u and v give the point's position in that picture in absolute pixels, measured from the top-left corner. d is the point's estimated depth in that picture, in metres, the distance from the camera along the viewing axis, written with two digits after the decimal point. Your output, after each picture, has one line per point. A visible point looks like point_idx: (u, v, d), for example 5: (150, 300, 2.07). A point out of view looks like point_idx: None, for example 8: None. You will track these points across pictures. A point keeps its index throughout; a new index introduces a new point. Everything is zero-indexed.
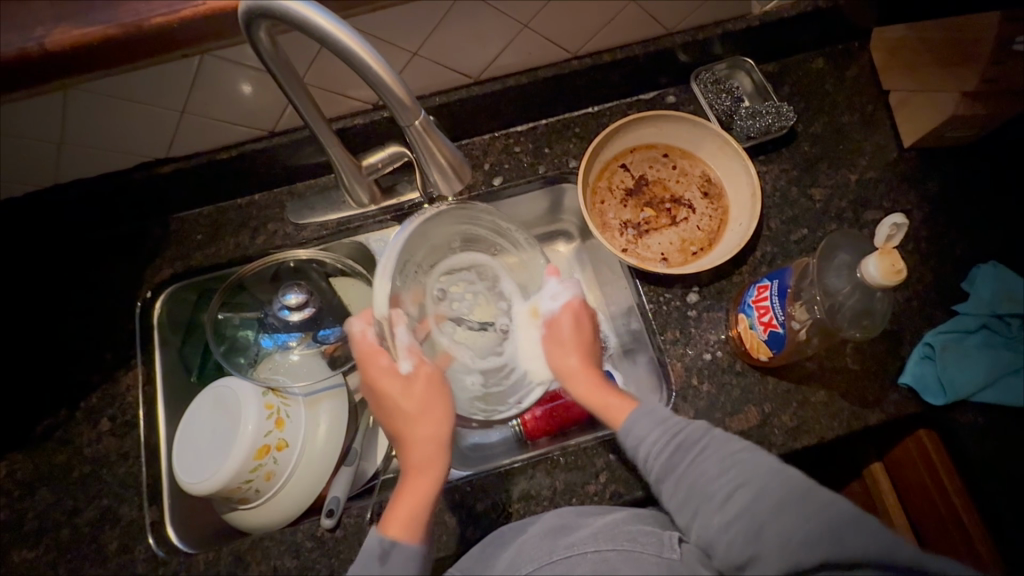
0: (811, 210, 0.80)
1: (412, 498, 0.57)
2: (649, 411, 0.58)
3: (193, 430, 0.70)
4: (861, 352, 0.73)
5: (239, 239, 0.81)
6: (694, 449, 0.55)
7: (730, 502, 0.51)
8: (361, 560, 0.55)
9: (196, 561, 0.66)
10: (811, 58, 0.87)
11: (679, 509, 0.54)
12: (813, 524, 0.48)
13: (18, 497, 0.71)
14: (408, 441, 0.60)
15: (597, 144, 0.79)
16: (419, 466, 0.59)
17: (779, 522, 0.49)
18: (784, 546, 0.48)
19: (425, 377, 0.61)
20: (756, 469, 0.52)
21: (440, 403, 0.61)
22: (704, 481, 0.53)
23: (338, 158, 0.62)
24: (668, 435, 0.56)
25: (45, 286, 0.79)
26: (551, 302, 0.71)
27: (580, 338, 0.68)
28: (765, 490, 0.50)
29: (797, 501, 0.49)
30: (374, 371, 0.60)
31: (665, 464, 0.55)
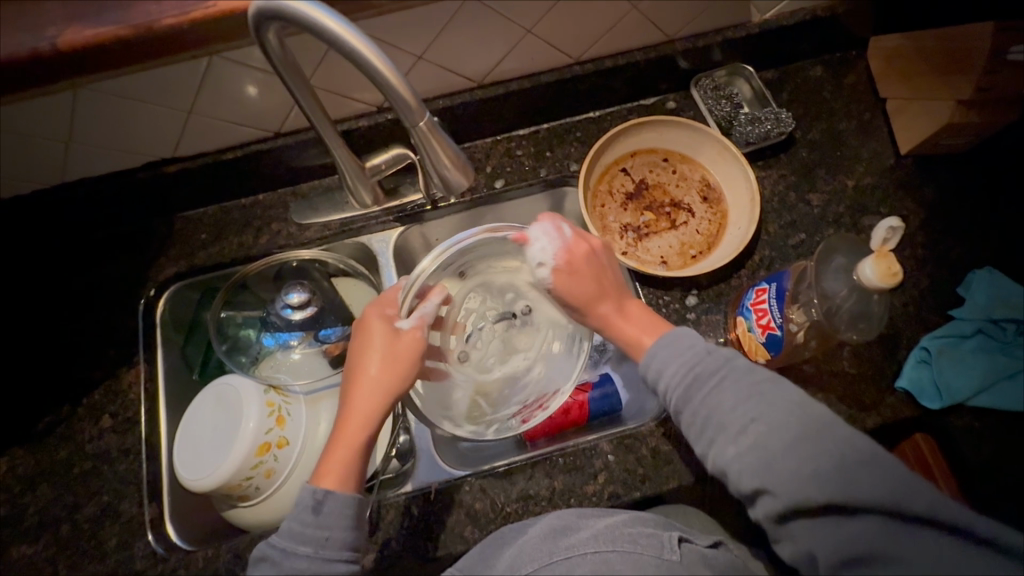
0: (808, 216, 0.81)
1: (346, 445, 0.58)
2: (668, 342, 0.56)
3: (195, 427, 0.71)
4: (858, 356, 0.74)
5: (242, 239, 0.82)
6: (713, 381, 0.52)
7: (746, 434, 0.49)
8: (295, 514, 0.55)
9: (196, 558, 0.66)
10: (809, 66, 0.89)
11: (697, 437, 0.53)
12: (824, 459, 0.46)
13: (18, 492, 0.71)
14: (361, 387, 0.59)
15: (598, 148, 0.80)
16: (365, 415, 0.59)
17: (795, 458, 0.47)
18: (795, 476, 0.47)
19: (413, 339, 0.62)
20: (776, 402, 0.50)
21: (408, 363, 0.61)
22: (720, 411, 0.51)
23: (342, 160, 0.63)
24: (686, 369, 0.54)
25: (50, 284, 0.80)
26: (540, 269, 0.63)
27: (591, 290, 0.62)
28: (782, 425, 0.48)
29: (812, 436, 0.47)
30: (376, 314, 0.63)
31: (682, 395, 0.53)
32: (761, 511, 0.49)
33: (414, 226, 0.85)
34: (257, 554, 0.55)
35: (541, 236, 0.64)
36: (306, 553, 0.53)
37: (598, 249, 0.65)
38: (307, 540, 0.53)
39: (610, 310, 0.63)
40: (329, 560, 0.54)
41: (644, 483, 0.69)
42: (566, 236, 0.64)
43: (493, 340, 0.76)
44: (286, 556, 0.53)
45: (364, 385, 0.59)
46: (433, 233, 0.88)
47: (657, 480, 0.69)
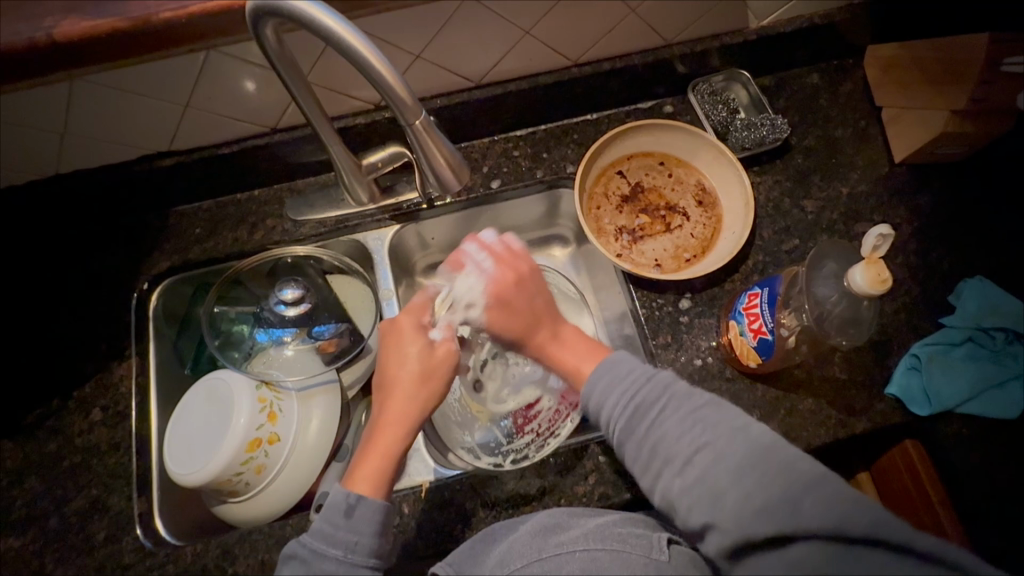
0: (802, 221, 0.82)
1: (382, 451, 0.58)
2: (607, 369, 0.57)
3: (185, 421, 0.71)
4: (849, 362, 0.74)
5: (237, 234, 0.81)
6: (654, 411, 0.53)
7: (691, 466, 0.49)
8: (325, 516, 0.54)
9: (184, 554, 0.66)
10: (806, 73, 0.89)
11: (644, 469, 0.52)
12: (773, 487, 0.45)
13: (6, 484, 0.71)
14: (396, 395, 0.61)
15: (594, 151, 0.81)
16: (400, 422, 0.60)
17: (738, 485, 0.46)
18: (741, 508, 0.45)
19: (445, 350, 0.64)
20: (721, 426, 0.50)
21: (441, 375, 0.63)
22: (665, 441, 0.51)
23: (338, 157, 0.63)
24: (629, 399, 0.54)
25: (42, 276, 0.80)
26: (471, 299, 0.68)
27: (527, 316, 0.65)
28: (726, 450, 0.48)
29: (753, 463, 0.46)
30: (411, 322, 0.65)
31: (626, 426, 0.54)
32: (710, 546, 0.47)
33: (410, 224, 0.85)
34: (284, 553, 0.54)
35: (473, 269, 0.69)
36: (335, 556, 0.52)
37: (530, 274, 0.68)
38: (337, 543, 0.53)
39: (542, 337, 0.64)
40: (357, 564, 0.53)
41: (633, 484, 0.69)
42: (489, 266, 0.68)
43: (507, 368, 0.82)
44: (316, 556, 0.52)
45: (401, 392, 0.61)
46: (429, 233, 0.88)
47: None
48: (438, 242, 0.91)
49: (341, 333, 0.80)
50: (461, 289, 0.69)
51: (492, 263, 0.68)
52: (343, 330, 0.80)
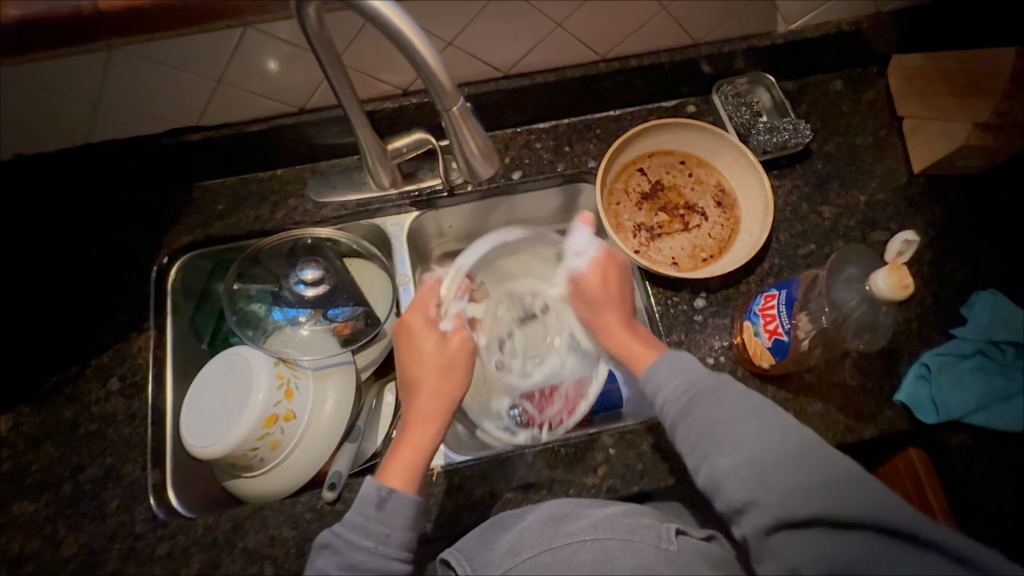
0: (819, 227, 0.82)
1: (412, 447, 0.60)
2: (672, 361, 0.59)
3: (203, 394, 0.71)
4: (859, 367, 0.75)
5: (258, 213, 0.82)
6: (712, 399, 0.55)
7: (740, 450, 0.52)
8: (358, 506, 0.56)
9: (196, 525, 0.67)
10: (830, 79, 0.90)
11: (690, 451, 0.55)
12: (819, 477, 0.49)
13: (22, 449, 0.72)
14: (420, 392, 0.63)
15: (617, 146, 0.81)
16: (431, 415, 0.61)
17: (786, 473, 0.50)
18: (786, 493, 0.49)
19: (459, 340, 0.66)
20: (773, 420, 0.53)
21: (462, 363, 0.65)
22: (716, 427, 0.54)
23: (364, 139, 0.65)
24: (687, 386, 0.57)
25: (63, 245, 0.80)
26: (578, 260, 0.73)
27: (612, 296, 0.71)
28: (777, 443, 0.51)
29: (800, 456, 0.50)
30: (420, 318, 0.66)
31: (682, 409, 0.56)
32: (747, 525, 0.50)
33: (429, 211, 0.86)
34: (320, 541, 0.56)
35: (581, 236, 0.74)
36: (368, 547, 0.54)
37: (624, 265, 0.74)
38: (370, 535, 0.55)
39: (615, 318, 0.70)
40: (387, 556, 0.54)
41: (642, 478, 0.70)
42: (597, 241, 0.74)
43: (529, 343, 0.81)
44: (349, 546, 0.54)
45: (427, 384, 0.63)
46: (446, 221, 0.89)
47: (655, 476, 0.70)
48: (455, 230, 0.92)
49: (357, 317, 0.81)
50: (569, 253, 0.74)
51: (601, 247, 0.74)
52: (359, 313, 0.81)
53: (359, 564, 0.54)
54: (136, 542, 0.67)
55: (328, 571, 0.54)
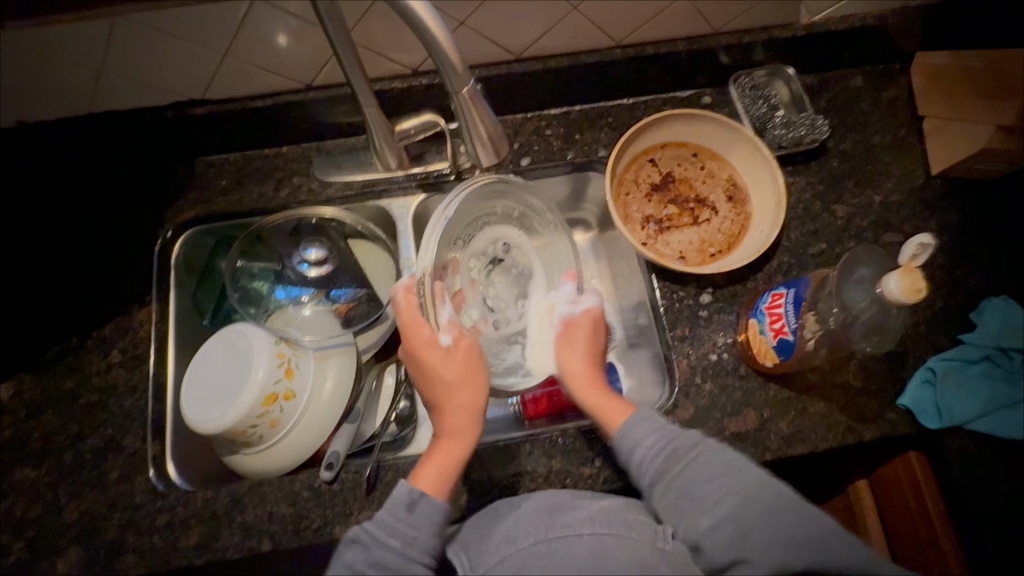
0: (831, 226, 0.81)
1: (446, 459, 0.60)
2: (643, 417, 0.60)
3: (203, 370, 0.71)
4: (863, 369, 0.74)
5: (263, 189, 0.81)
6: (689, 455, 0.57)
7: (717, 508, 0.53)
8: (389, 507, 0.57)
9: (195, 498, 0.68)
10: (851, 75, 0.88)
11: (668, 510, 0.56)
12: (803, 532, 0.50)
13: (23, 416, 0.72)
14: (443, 407, 0.61)
15: (629, 136, 0.80)
16: (458, 427, 0.61)
17: (766, 530, 0.51)
18: (772, 549, 0.50)
19: (463, 350, 0.62)
20: (748, 477, 0.54)
21: (478, 373, 0.62)
22: (694, 485, 0.55)
23: (373, 121, 0.70)
24: (663, 442, 0.58)
25: (67, 215, 0.80)
26: (569, 305, 0.72)
27: (598, 345, 0.70)
28: (756, 497, 0.53)
29: (781, 513, 0.51)
30: (416, 337, 0.61)
31: (660, 466, 0.57)
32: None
33: (437, 195, 0.84)
34: (348, 535, 0.56)
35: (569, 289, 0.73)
36: (394, 546, 0.54)
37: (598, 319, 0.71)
38: (398, 535, 0.55)
39: (581, 359, 0.68)
40: (413, 559, 0.55)
41: None
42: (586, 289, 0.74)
43: (503, 301, 0.73)
44: (377, 544, 0.55)
45: (446, 399, 0.61)
46: None
47: None
48: None
49: (359, 299, 0.81)
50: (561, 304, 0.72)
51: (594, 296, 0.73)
52: (361, 296, 0.81)
53: (384, 562, 0.54)
54: (135, 513, 0.68)
55: (355, 566, 0.54)
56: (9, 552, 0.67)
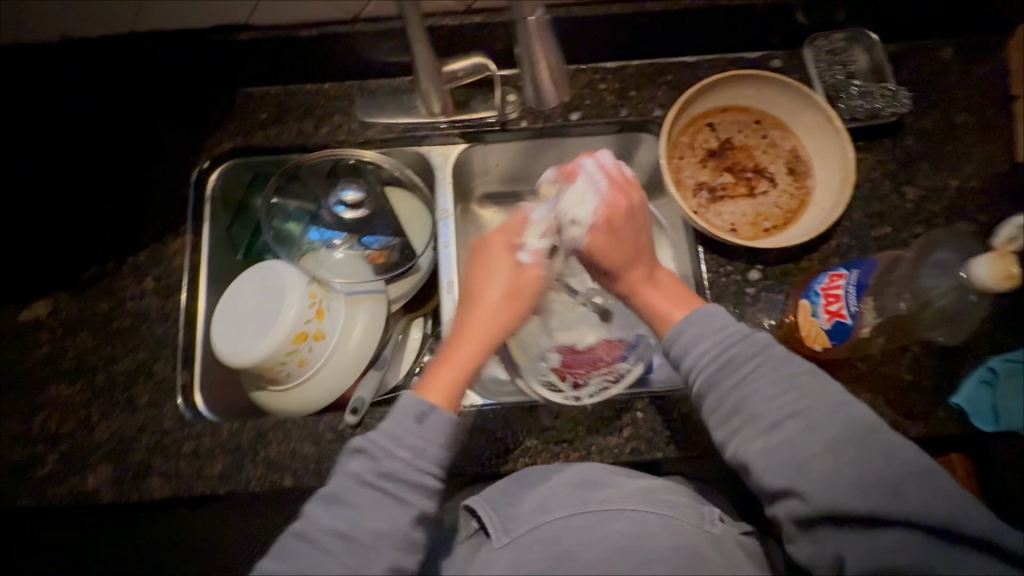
0: (899, 209, 0.75)
1: (457, 365, 0.57)
2: (698, 320, 0.55)
3: (237, 304, 0.71)
4: (917, 363, 0.69)
5: (303, 126, 0.79)
6: (749, 365, 0.52)
7: (778, 429, 0.49)
8: (396, 417, 0.52)
9: (221, 429, 0.68)
10: (938, 46, 0.80)
11: (720, 423, 0.52)
12: (870, 464, 0.46)
13: (60, 334, 0.73)
14: (477, 314, 0.60)
15: (690, 94, 0.74)
16: (485, 341, 0.59)
17: (828, 458, 0.47)
18: (832, 478, 0.46)
19: (533, 275, 0.64)
20: (818, 396, 0.49)
21: (528, 296, 0.63)
22: (752, 401, 0.50)
23: (420, 57, 0.66)
24: (717, 349, 0.53)
25: (106, 137, 0.79)
26: (575, 230, 0.62)
27: (627, 254, 0.61)
28: (822, 426, 0.48)
29: (850, 446, 0.47)
30: (503, 241, 0.64)
31: (711, 376, 0.52)
32: (781, 509, 0.48)
33: (476, 146, 0.82)
34: (353, 445, 0.52)
35: (586, 186, 0.62)
36: (402, 457, 0.50)
37: (640, 206, 0.63)
38: (405, 447, 0.51)
39: (641, 276, 0.61)
40: (420, 470, 0.51)
41: (668, 445, 0.67)
42: (604, 184, 0.62)
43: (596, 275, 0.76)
44: (384, 453, 0.51)
45: (486, 306, 0.61)
46: (493, 157, 0.85)
47: (682, 444, 0.67)
48: (500, 169, 0.87)
49: (391, 247, 0.79)
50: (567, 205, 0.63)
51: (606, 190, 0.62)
52: (394, 244, 0.79)
53: (394, 472, 0.50)
54: (163, 438, 0.68)
55: (360, 475, 0.50)
56: (42, 463, 0.68)
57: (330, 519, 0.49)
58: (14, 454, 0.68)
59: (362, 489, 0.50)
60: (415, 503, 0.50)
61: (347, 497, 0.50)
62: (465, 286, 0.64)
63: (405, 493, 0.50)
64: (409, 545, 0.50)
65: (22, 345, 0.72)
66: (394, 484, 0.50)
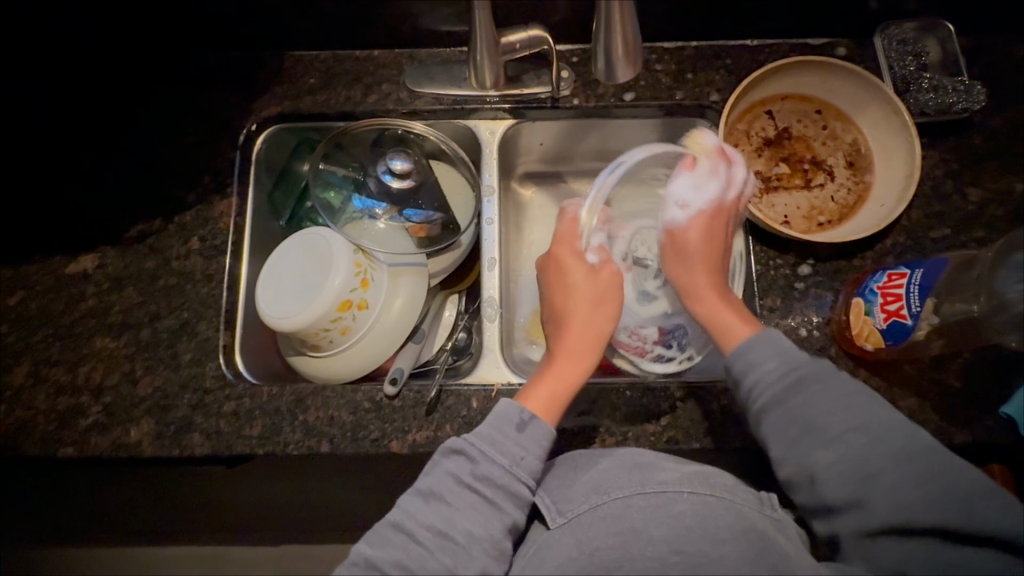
0: (960, 211, 0.72)
1: (559, 379, 0.60)
2: (767, 339, 0.54)
3: (286, 271, 0.71)
4: (967, 370, 0.67)
5: (351, 93, 0.78)
6: (816, 386, 0.51)
7: (841, 446, 0.48)
8: (497, 424, 0.56)
9: (262, 392, 0.69)
10: (1014, 42, 0.76)
11: (783, 442, 0.51)
12: (937, 481, 0.46)
13: (106, 288, 0.73)
14: (571, 327, 0.63)
15: (753, 79, 0.72)
16: (583, 354, 0.61)
17: (892, 474, 0.46)
18: (895, 494, 0.46)
19: (609, 273, 0.66)
20: (880, 419, 0.49)
21: (615, 300, 0.64)
22: (817, 423, 0.49)
23: (480, 27, 0.64)
24: (786, 368, 0.52)
25: (158, 95, 0.79)
26: (679, 211, 0.65)
27: (717, 256, 0.63)
28: (885, 443, 0.47)
29: (914, 463, 0.46)
30: (568, 250, 0.66)
31: (779, 395, 0.51)
32: (840, 526, 0.48)
33: (524, 122, 0.80)
34: (450, 445, 0.55)
35: (705, 170, 0.66)
36: (503, 463, 0.53)
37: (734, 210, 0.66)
38: (505, 452, 0.54)
39: (709, 283, 0.61)
40: (518, 479, 0.54)
41: (705, 436, 0.66)
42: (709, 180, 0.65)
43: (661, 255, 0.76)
44: (483, 457, 0.54)
45: (579, 320, 0.63)
46: (538, 136, 0.83)
47: (719, 436, 0.66)
48: (545, 148, 0.85)
49: (432, 222, 0.77)
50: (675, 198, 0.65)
51: (709, 199, 0.64)
52: (435, 219, 0.77)
53: (491, 476, 0.53)
54: (204, 396, 0.69)
55: (460, 475, 0.53)
56: (85, 414, 0.69)
57: (427, 514, 0.52)
58: (57, 404, 0.69)
59: (461, 488, 0.53)
60: (509, 511, 0.53)
61: (443, 492, 0.52)
62: (549, 300, 0.66)
63: (502, 500, 0.53)
64: (499, 553, 0.51)
65: (68, 297, 0.73)
66: (491, 488, 0.53)
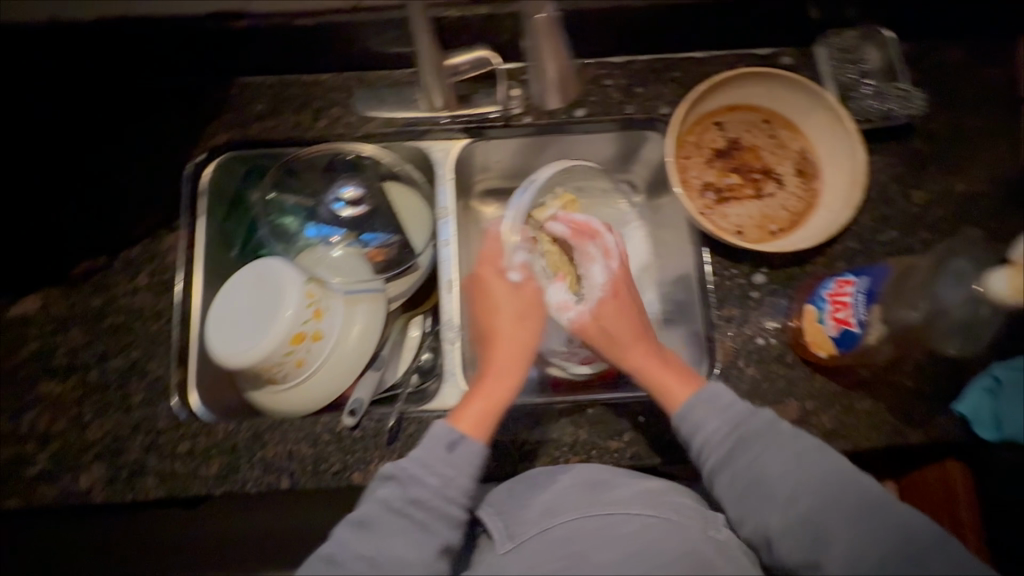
0: (906, 213, 0.73)
1: (484, 398, 0.58)
2: (708, 397, 0.57)
3: (236, 307, 0.69)
4: (920, 370, 0.68)
5: (300, 118, 0.77)
6: (758, 445, 0.54)
7: (794, 503, 0.51)
8: (428, 446, 0.55)
9: (217, 429, 0.67)
10: (948, 46, 0.79)
11: (735, 500, 0.53)
12: (886, 536, 0.48)
13: (51, 330, 0.71)
14: (497, 348, 0.61)
15: (701, 93, 0.73)
16: (511, 375, 0.60)
17: (846, 531, 0.49)
18: (851, 554, 0.48)
19: (531, 289, 0.65)
20: (827, 471, 0.52)
21: (537, 310, 0.64)
22: (764, 479, 0.52)
23: (423, 51, 0.64)
24: (730, 426, 0.55)
25: (98, 127, 0.77)
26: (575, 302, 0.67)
27: (631, 316, 0.65)
28: (839, 500, 0.50)
29: (864, 517, 0.49)
30: (491, 272, 0.65)
31: (724, 456, 0.55)
32: None
33: (479, 141, 0.79)
34: (383, 471, 0.55)
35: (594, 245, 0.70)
36: (430, 485, 0.53)
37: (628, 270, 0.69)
38: (433, 474, 0.53)
39: (641, 346, 0.62)
40: (450, 500, 0.53)
41: (668, 450, 0.67)
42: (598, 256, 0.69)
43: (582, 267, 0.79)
44: (412, 480, 0.53)
45: (504, 338, 0.61)
46: (494, 155, 0.83)
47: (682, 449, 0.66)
48: (501, 166, 0.85)
49: (391, 244, 0.78)
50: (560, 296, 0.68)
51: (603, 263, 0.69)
52: (394, 242, 0.79)
53: (421, 499, 0.52)
54: (158, 438, 0.67)
55: (389, 501, 0.53)
56: (32, 462, 0.66)
57: (360, 543, 0.52)
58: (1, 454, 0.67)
59: (391, 515, 0.52)
60: (440, 533, 0.52)
61: (376, 521, 0.52)
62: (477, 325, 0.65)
63: (433, 522, 0.52)
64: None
65: (11, 341, 0.70)
66: (423, 511, 0.52)
